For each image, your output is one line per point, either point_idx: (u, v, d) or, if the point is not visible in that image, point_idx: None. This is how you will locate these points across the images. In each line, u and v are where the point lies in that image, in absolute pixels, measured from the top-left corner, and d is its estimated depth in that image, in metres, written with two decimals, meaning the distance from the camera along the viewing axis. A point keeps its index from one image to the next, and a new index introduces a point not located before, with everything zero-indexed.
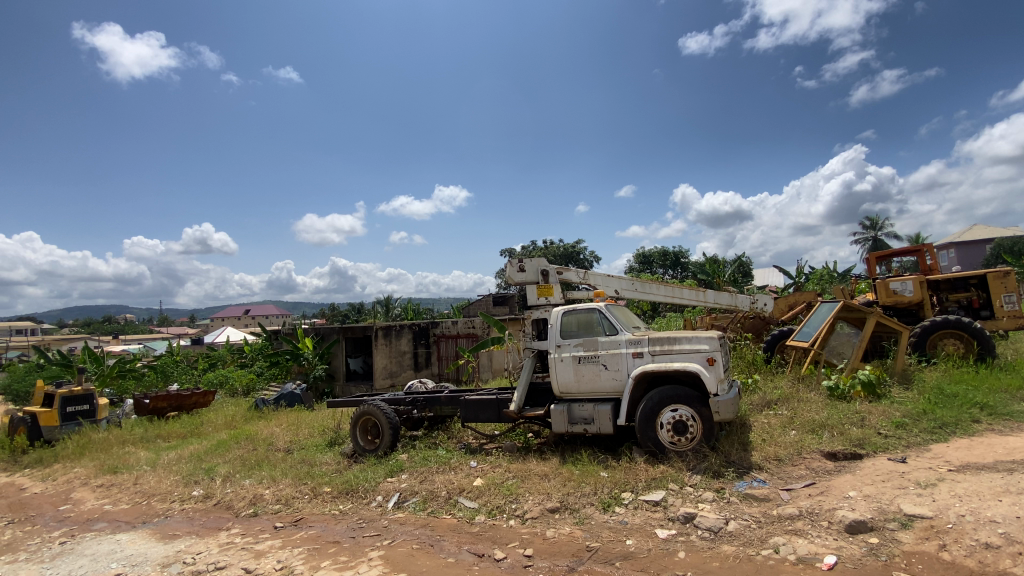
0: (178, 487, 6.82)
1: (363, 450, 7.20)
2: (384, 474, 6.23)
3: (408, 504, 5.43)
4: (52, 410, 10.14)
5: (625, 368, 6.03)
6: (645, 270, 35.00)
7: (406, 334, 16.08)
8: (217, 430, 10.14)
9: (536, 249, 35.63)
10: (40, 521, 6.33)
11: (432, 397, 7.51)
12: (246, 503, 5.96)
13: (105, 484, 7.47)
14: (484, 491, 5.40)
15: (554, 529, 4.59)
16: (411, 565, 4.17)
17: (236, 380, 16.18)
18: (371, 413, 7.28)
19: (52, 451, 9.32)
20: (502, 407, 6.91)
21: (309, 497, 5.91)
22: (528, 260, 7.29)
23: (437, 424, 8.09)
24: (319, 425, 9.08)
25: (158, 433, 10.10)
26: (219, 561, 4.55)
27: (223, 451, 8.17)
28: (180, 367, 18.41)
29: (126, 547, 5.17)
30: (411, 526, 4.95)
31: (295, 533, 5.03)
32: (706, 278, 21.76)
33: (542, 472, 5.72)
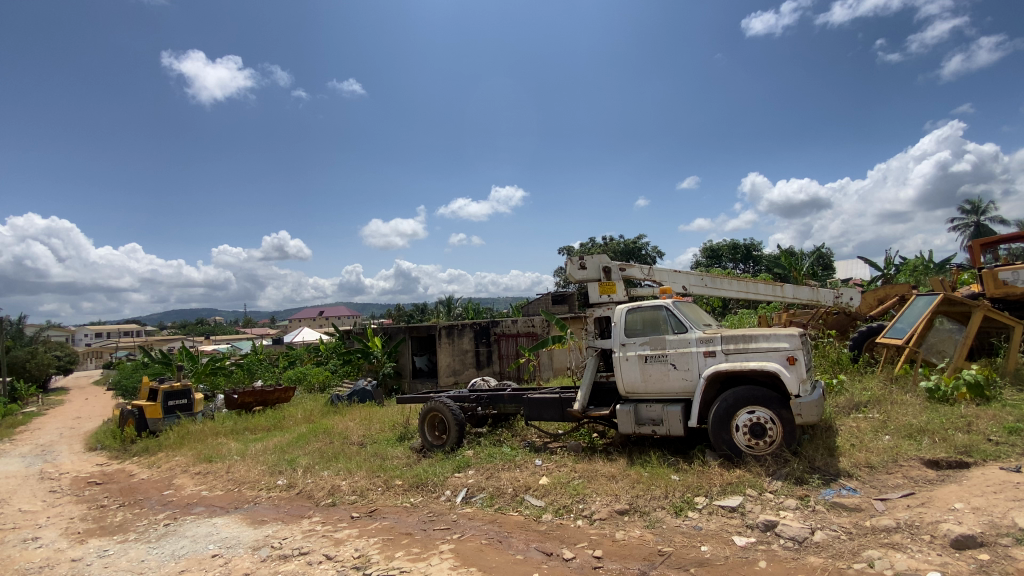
0: (265, 476, 7.33)
1: (431, 445, 7.41)
2: (452, 469, 6.37)
3: (476, 500, 5.52)
4: (156, 403, 11.26)
5: (695, 368, 5.80)
6: (713, 264, 33.50)
7: (468, 333, 16.40)
8: (297, 424, 10.82)
9: (597, 245, 35.16)
10: (149, 504, 7.05)
11: (495, 395, 7.58)
12: (325, 493, 6.31)
13: (202, 472, 8.19)
14: (550, 490, 5.38)
15: (624, 531, 4.49)
16: (481, 560, 4.23)
17: (312, 377, 17.23)
18: (437, 409, 7.47)
19: (158, 441, 10.34)
20: (566, 406, 6.85)
21: (382, 489, 6.16)
22: (589, 257, 7.14)
23: (501, 421, 8.18)
24: (390, 420, 9.45)
25: (246, 425, 10.95)
26: (303, 547, 4.85)
27: (303, 443, 8.71)
28: (264, 365, 19.87)
29: (222, 530, 5.62)
30: (479, 521, 5.02)
31: (370, 523, 5.26)
32: (782, 271, 20.48)
33: (610, 473, 5.62)
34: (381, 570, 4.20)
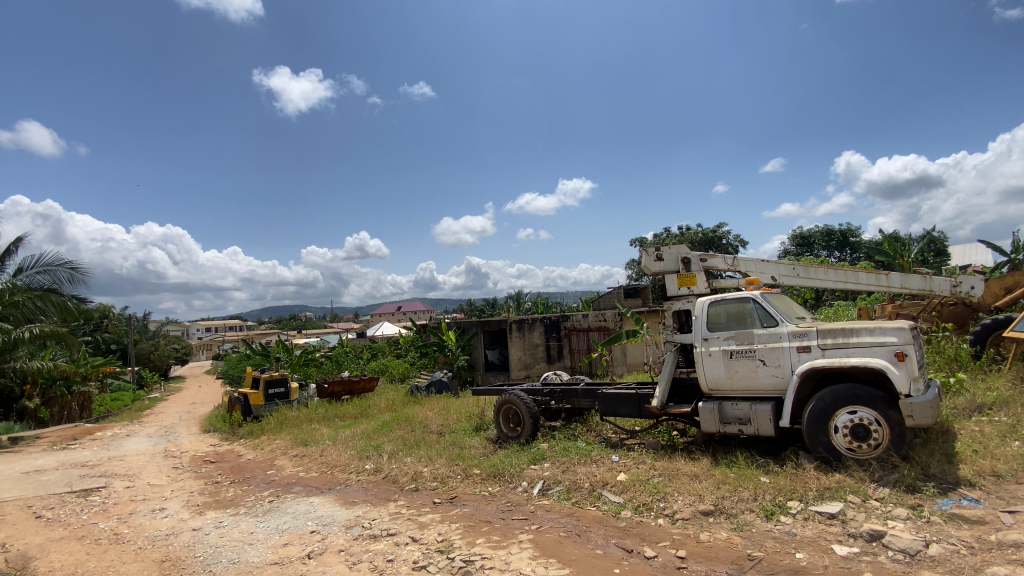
0: (354, 460, 7.84)
1: (506, 436, 7.54)
2: (528, 461, 6.45)
3: (553, 492, 5.55)
4: (259, 391, 12.41)
5: (787, 364, 5.43)
6: (804, 252, 31.04)
7: (538, 327, 16.30)
8: (381, 412, 11.47)
9: (673, 235, 33.84)
10: (255, 482, 7.79)
11: (569, 389, 7.54)
12: (408, 478, 6.64)
13: (299, 454, 8.93)
14: (629, 487, 5.30)
15: (709, 533, 4.32)
16: (561, 552, 4.25)
17: (393, 369, 18.18)
18: (511, 401, 7.57)
19: (261, 425, 11.39)
20: (643, 402, 6.67)
21: (461, 477, 6.37)
22: (666, 248, 6.88)
23: (576, 416, 8.14)
24: (466, 411, 9.74)
25: (335, 412, 11.76)
26: (391, 528, 5.14)
27: (387, 431, 9.21)
28: (350, 357, 21.23)
29: (318, 508, 6.10)
30: (556, 514, 5.05)
31: (452, 509, 5.46)
32: (885, 259, 18.58)
33: (692, 472, 5.42)
34: (463, 555, 4.36)
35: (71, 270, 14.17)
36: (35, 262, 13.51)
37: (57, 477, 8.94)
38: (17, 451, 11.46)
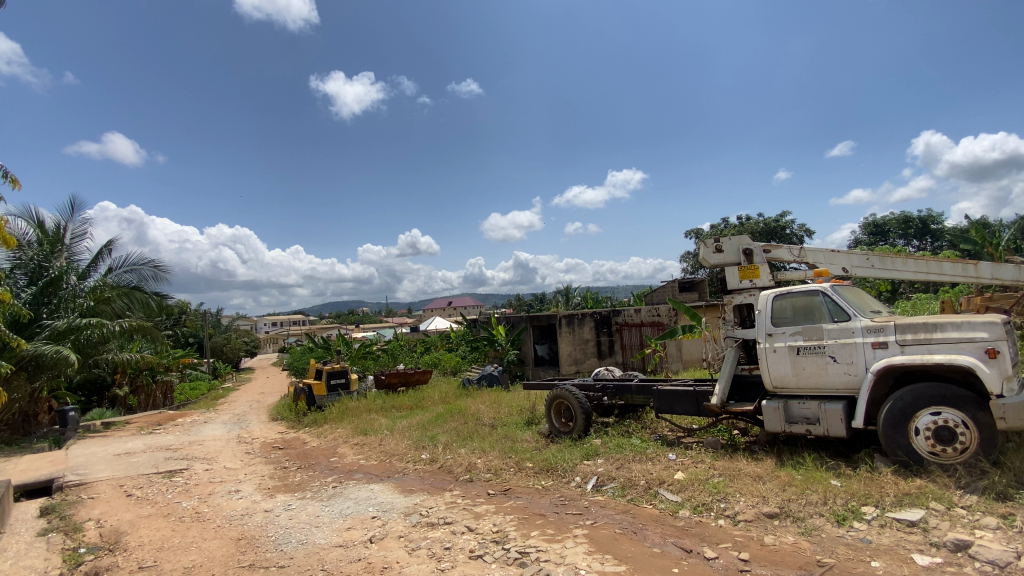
0: (410, 450, 8.10)
1: (558, 431, 7.53)
2: (581, 457, 6.42)
3: (607, 489, 5.49)
4: (321, 382, 13.05)
5: (861, 361, 5.10)
6: (878, 241, 28.89)
7: (589, 322, 16.16)
8: (435, 404, 11.76)
9: (730, 225, 32.46)
10: (319, 469, 8.22)
11: (623, 385, 7.42)
12: (463, 469, 6.78)
13: (359, 443, 9.33)
14: (687, 486, 5.16)
15: (774, 536, 4.14)
16: (616, 548, 4.21)
17: (446, 362, 18.58)
18: (563, 396, 7.54)
19: (323, 414, 11.99)
20: (701, 399, 6.46)
21: (515, 470, 6.44)
22: (726, 240, 6.63)
23: (629, 412, 8.02)
24: (518, 405, 9.81)
25: (392, 403, 12.18)
26: (447, 517, 5.28)
27: (441, 422, 9.44)
28: (404, 350, 21.91)
29: (378, 495, 6.36)
30: (611, 510, 5.01)
31: (506, 501, 5.54)
32: (973, 247, 16.96)
33: (755, 473, 5.21)
34: (518, 546, 4.41)
35: (153, 268, 15.45)
36: (123, 261, 14.81)
37: (145, 459, 9.81)
38: (111, 435, 12.65)
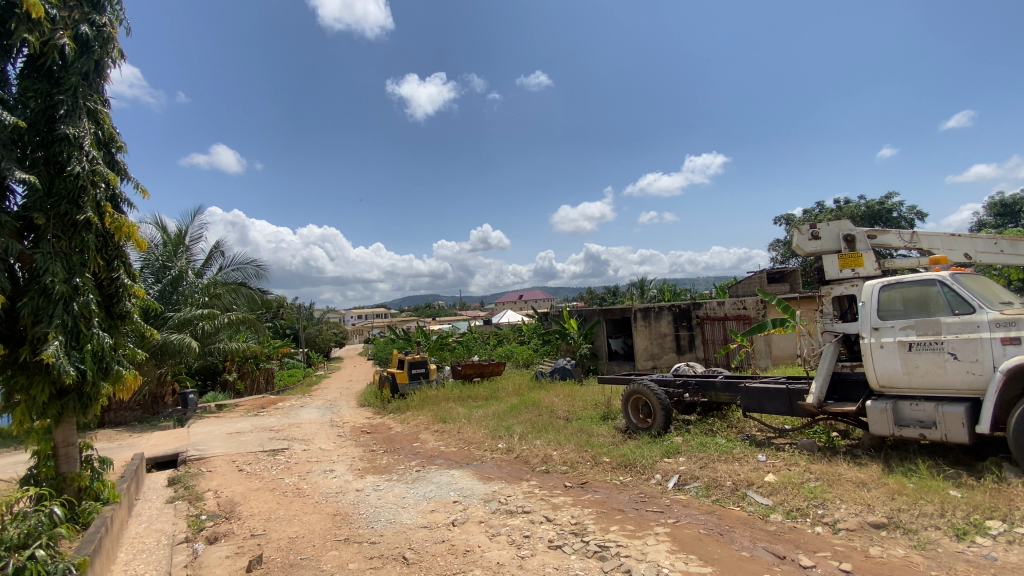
0: (488, 439, 8.31)
1: (636, 427, 7.37)
2: (661, 454, 6.25)
3: (690, 488, 5.30)
4: (403, 371, 13.73)
5: (987, 359, 4.50)
6: (1008, 222, 25.21)
7: (666, 316, 15.61)
8: (510, 395, 11.97)
9: (825, 210, 29.77)
10: (403, 453, 8.67)
11: (706, 382, 7.10)
12: (539, 460, 6.85)
13: (439, 430, 9.72)
14: (779, 489, 4.85)
15: (880, 547, 3.79)
16: (701, 549, 4.06)
17: (519, 355, 18.81)
18: (641, 392, 7.36)
19: (405, 402, 12.62)
20: (795, 398, 6.03)
21: (592, 464, 6.40)
22: (823, 225, 6.11)
23: (713, 410, 7.67)
24: (593, 399, 9.72)
25: (468, 393, 12.54)
26: (525, 506, 5.36)
27: (516, 413, 9.59)
28: (478, 342, 22.43)
29: (459, 481, 6.60)
30: (695, 510, 4.83)
31: (584, 494, 5.53)
32: None
33: (857, 479, 4.79)
34: (597, 540, 4.39)
35: (256, 267, 17.06)
36: (230, 261, 16.51)
37: (253, 438, 10.90)
38: (224, 416, 14.17)
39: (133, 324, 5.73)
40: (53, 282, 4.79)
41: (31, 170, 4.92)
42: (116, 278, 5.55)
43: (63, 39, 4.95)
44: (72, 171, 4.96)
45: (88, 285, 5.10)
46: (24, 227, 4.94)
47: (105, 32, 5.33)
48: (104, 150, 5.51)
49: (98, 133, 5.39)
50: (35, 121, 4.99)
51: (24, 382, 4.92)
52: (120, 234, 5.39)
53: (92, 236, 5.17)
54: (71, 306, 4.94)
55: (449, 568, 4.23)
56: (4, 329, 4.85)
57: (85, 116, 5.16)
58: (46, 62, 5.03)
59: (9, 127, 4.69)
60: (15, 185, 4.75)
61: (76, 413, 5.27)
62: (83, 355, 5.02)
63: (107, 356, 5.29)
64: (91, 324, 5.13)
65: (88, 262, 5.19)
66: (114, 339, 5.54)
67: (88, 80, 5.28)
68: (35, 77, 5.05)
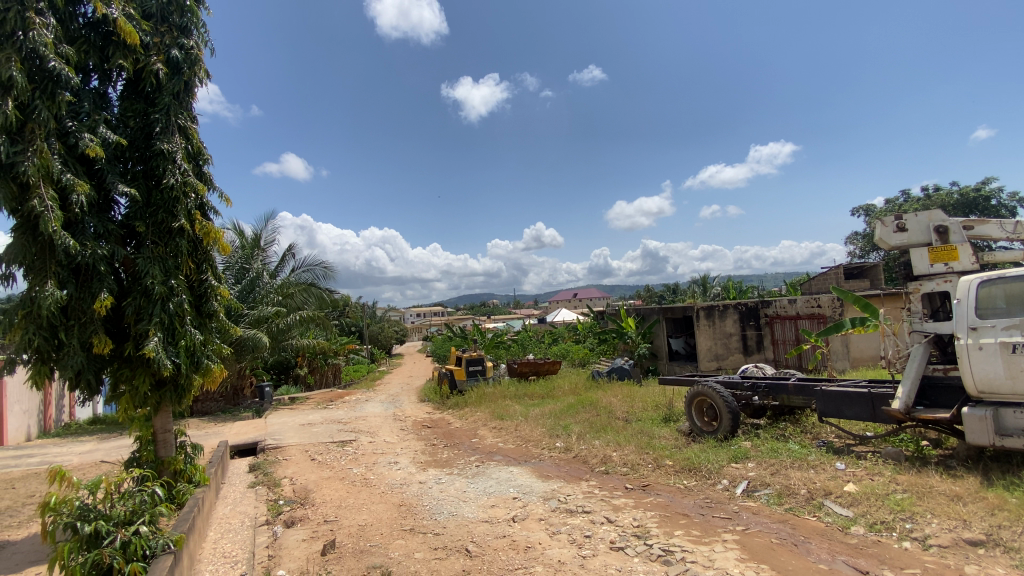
0: (545, 437, 8.33)
1: (700, 430, 7.12)
2: (727, 458, 6.00)
3: (760, 495, 5.06)
4: (461, 368, 14.02)
5: None
6: None
7: (731, 314, 14.94)
8: (566, 394, 11.94)
9: (909, 200, 27.35)
10: (463, 448, 8.87)
11: (776, 384, 6.74)
12: (598, 460, 6.79)
13: (497, 427, 9.86)
14: (860, 500, 4.53)
15: (979, 567, 3.46)
16: (773, 559, 3.88)
17: (576, 354, 18.70)
18: (706, 394, 7.09)
19: (464, 398, 12.89)
20: (878, 403, 5.60)
21: (653, 466, 6.26)
22: (910, 216, 5.62)
23: (784, 415, 7.27)
24: (653, 400, 9.49)
25: (525, 391, 12.62)
26: (585, 506, 5.33)
27: (574, 412, 9.54)
28: (534, 341, 22.50)
29: (518, 478, 6.66)
30: (766, 518, 4.61)
31: (646, 497, 5.41)
32: None
33: (951, 492, 4.38)
34: (661, 543, 4.29)
35: (324, 267, 18.05)
36: (301, 262, 17.57)
37: (323, 429, 11.54)
38: (296, 408, 15.10)
39: (219, 322, 6.23)
40: (153, 284, 5.30)
41: (132, 183, 5.47)
42: (204, 279, 6.06)
43: (157, 64, 5.49)
44: (167, 182, 5.45)
45: (181, 286, 5.58)
46: (127, 234, 5.47)
47: (193, 55, 5.83)
48: (193, 162, 6.02)
49: (188, 147, 5.88)
50: (135, 138, 5.53)
51: (128, 374, 5.46)
52: (208, 239, 5.90)
53: (184, 241, 5.67)
54: (167, 305, 5.44)
55: (510, 563, 4.28)
56: (111, 327, 5.40)
57: (177, 132, 5.65)
58: (143, 84, 5.56)
59: (114, 144, 5.23)
60: (120, 197, 5.29)
61: (172, 402, 5.80)
62: (178, 350, 5.53)
63: (197, 351, 5.78)
64: (184, 322, 5.63)
65: (181, 265, 5.69)
66: (203, 335, 6.04)
67: (178, 99, 5.79)
68: (133, 99, 5.60)
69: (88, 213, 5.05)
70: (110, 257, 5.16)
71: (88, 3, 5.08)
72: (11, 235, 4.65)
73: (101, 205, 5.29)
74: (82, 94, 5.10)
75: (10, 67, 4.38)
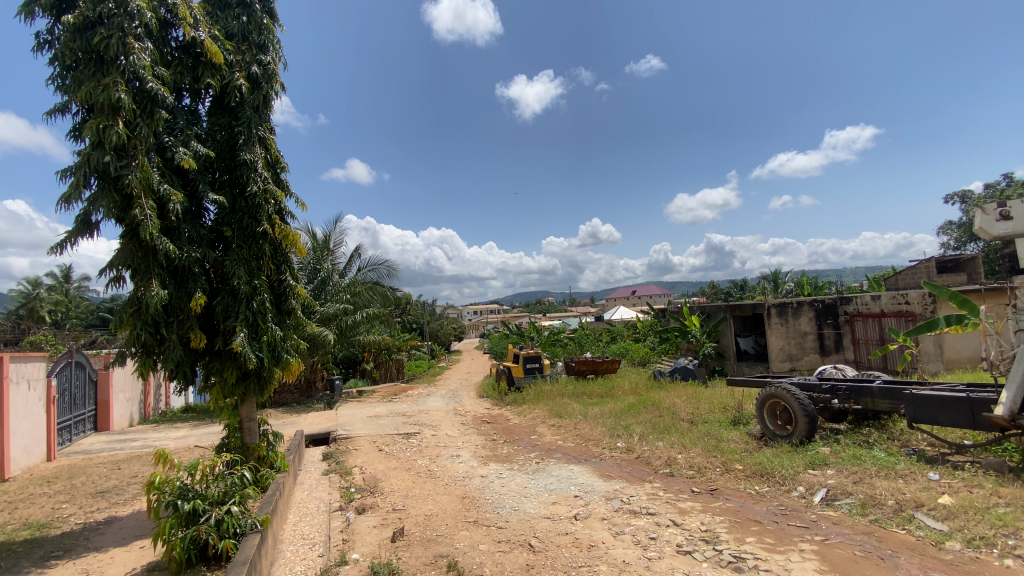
0: (606, 437, 8.23)
1: (773, 434, 6.76)
2: (804, 464, 5.67)
3: (841, 504, 4.75)
4: (519, 365, 14.11)
5: None
6: None
7: (807, 312, 14.01)
8: (627, 394, 11.73)
9: (1016, 183, 24.45)
10: (522, 444, 8.95)
11: (859, 387, 6.28)
12: (662, 462, 6.63)
13: (556, 424, 9.86)
14: (957, 514, 4.15)
15: None
16: (856, 572, 3.63)
17: (636, 353, 18.33)
18: (779, 396, 6.72)
19: (522, 395, 12.99)
20: (979, 409, 5.09)
21: (722, 470, 6.02)
22: (1015, 202, 5.03)
23: (868, 420, 6.76)
24: (720, 402, 9.12)
25: (584, 389, 12.52)
26: (649, 507, 5.22)
27: (636, 413, 9.35)
28: (592, 339, 22.26)
29: (578, 476, 6.64)
30: (848, 529, 4.32)
31: (714, 502, 5.22)
32: None
33: None
34: (731, 549, 4.13)
35: (387, 267, 18.80)
36: (366, 262, 18.39)
37: (389, 422, 12.04)
38: (364, 400, 15.85)
39: (296, 319, 6.65)
40: (239, 284, 5.76)
41: (220, 192, 5.95)
42: (283, 279, 6.50)
43: (239, 80, 5.94)
44: (251, 190, 5.90)
45: (263, 286, 6.02)
46: (216, 238, 5.97)
47: (270, 70, 6.26)
48: (272, 171, 6.45)
49: (267, 156, 6.31)
50: (222, 150, 6.01)
51: (218, 367, 5.94)
52: (286, 242, 6.34)
53: (267, 244, 6.11)
54: (252, 304, 5.89)
55: (574, 560, 4.29)
56: (204, 323, 5.91)
57: (257, 143, 6.08)
58: (228, 99, 6.03)
59: (203, 156, 5.72)
60: (210, 204, 5.79)
61: (256, 393, 6.27)
62: (261, 344, 5.98)
63: (278, 346, 6.22)
64: (266, 319, 6.07)
65: (264, 266, 6.13)
66: (283, 331, 6.47)
67: (258, 112, 6.22)
68: (219, 113, 6.09)
69: (183, 220, 5.55)
70: (202, 259, 5.65)
71: (179, 28, 5.58)
72: (120, 241, 5.19)
73: (194, 212, 5.80)
74: (175, 111, 5.61)
75: (117, 89, 4.90)
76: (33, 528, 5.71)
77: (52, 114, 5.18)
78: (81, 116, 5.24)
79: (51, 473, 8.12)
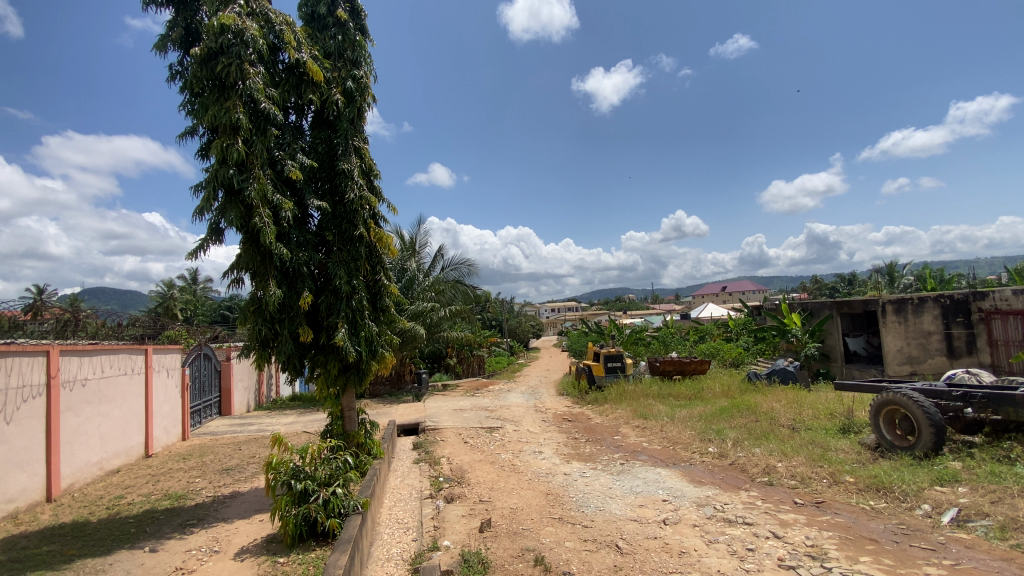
0: (696, 441, 7.88)
1: (891, 444, 6.07)
2: (929, 480, 5.05)
3: (976, 526, 4.17)
4: (601, 364, 13.90)
5: None
6: None
7: (931, 309, 12.46)
8: (717, 397, 11.15)
9: None
10: (606, 444, 8.84)
11: (998, 394, 5.46)
12: (759, 470, 6.22)
13: (640, 426, 9.62)
14: None
15: None
16: None
17: (726, 353, 17.35)
18: (897, 403, 6.03)
19: (604, 394, 12.80)
20: None
21: (829, 481, 5.53)
22: None
23: (1010, 433, 5.86)
24: (825, 408, 8.37)
25: (670, 391, 12.07)
26: (746, 517, 4.93)
27: (728, 417, 8.85)
28: (678, 338, 21.39)
29: (666, 480, 6.43)
30: (985, 554, 3.79)
31: (820, 515, 4.82)
32: None
33: None
34: (842, 568, 3.80)
35: (468, 266, 19.38)
36: (449, 262, 19.10)
37: (473, 415, 12.42)
38: (448, 394, 16.50)
39: (389, 316, 7.08)
40: (341, 284, 6.24)
41: (322, 199, 6.48)
42: (377, 279, 6.95)
43: (336, 95, 6.42)
44: (349, 197, 6.36)
45: (361, 285, 6.48)
46: (320, 242, 6.50)
47: (363, 84, 6.71)
48: (367, 178, 6.91)
49: (362, 165, 6.77)
50: (323, 161, 6.53)
51: (322, 360, 6.48)
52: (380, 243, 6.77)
53: (363, 247, 6.57)
54: (351, 302, 6.36)
55: (663, 565, 4.18)
56: (310, 320, 6.47)
57: (353, 153, 6.55)
58: (327, 114, 6.54)
59: (308, 168, 6.27)
60: (314, 211, 6.32)
61: (356, 384, 6.76)
62: (359, 339, 6.45)
63: (374, 340, 6.67)
64: (363, 316, 6.53)
65: (361, 267, 6.60)
66: (379, 327, 6.92)
67: (354, 123, 6.69)
68: (320, 127, 6.63)
69: (292, 227, 6.12)
70: (308, 261, 6.19)
71: (285, 52, 6.14)
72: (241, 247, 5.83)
73: (301, 218, 6.36)
74: (284, 127, 6.19)
75: (237, 111, 5.50)
76: (173, 498, 6.61)
77: (184, 136, 5.94)
78: (207, 137, 5.96)
79: (186, 451, 9.34)
